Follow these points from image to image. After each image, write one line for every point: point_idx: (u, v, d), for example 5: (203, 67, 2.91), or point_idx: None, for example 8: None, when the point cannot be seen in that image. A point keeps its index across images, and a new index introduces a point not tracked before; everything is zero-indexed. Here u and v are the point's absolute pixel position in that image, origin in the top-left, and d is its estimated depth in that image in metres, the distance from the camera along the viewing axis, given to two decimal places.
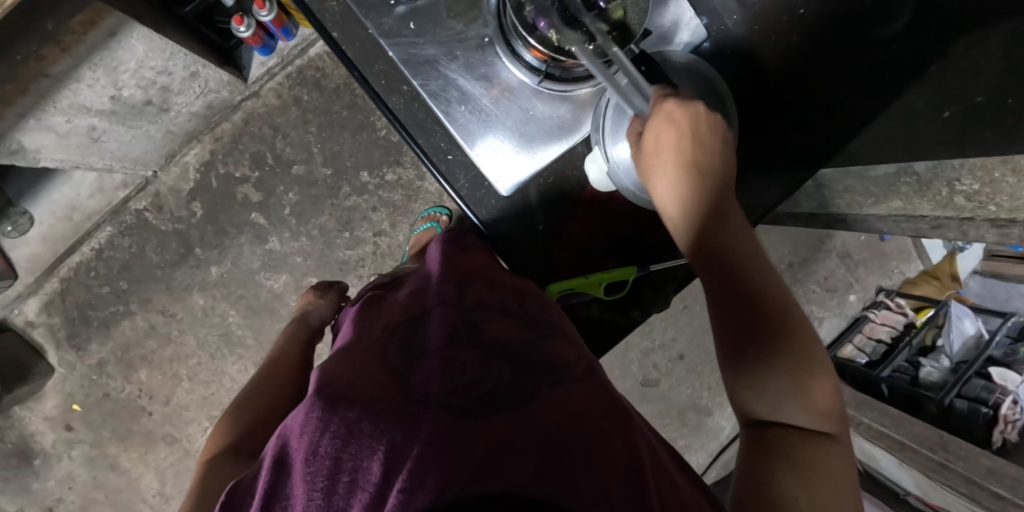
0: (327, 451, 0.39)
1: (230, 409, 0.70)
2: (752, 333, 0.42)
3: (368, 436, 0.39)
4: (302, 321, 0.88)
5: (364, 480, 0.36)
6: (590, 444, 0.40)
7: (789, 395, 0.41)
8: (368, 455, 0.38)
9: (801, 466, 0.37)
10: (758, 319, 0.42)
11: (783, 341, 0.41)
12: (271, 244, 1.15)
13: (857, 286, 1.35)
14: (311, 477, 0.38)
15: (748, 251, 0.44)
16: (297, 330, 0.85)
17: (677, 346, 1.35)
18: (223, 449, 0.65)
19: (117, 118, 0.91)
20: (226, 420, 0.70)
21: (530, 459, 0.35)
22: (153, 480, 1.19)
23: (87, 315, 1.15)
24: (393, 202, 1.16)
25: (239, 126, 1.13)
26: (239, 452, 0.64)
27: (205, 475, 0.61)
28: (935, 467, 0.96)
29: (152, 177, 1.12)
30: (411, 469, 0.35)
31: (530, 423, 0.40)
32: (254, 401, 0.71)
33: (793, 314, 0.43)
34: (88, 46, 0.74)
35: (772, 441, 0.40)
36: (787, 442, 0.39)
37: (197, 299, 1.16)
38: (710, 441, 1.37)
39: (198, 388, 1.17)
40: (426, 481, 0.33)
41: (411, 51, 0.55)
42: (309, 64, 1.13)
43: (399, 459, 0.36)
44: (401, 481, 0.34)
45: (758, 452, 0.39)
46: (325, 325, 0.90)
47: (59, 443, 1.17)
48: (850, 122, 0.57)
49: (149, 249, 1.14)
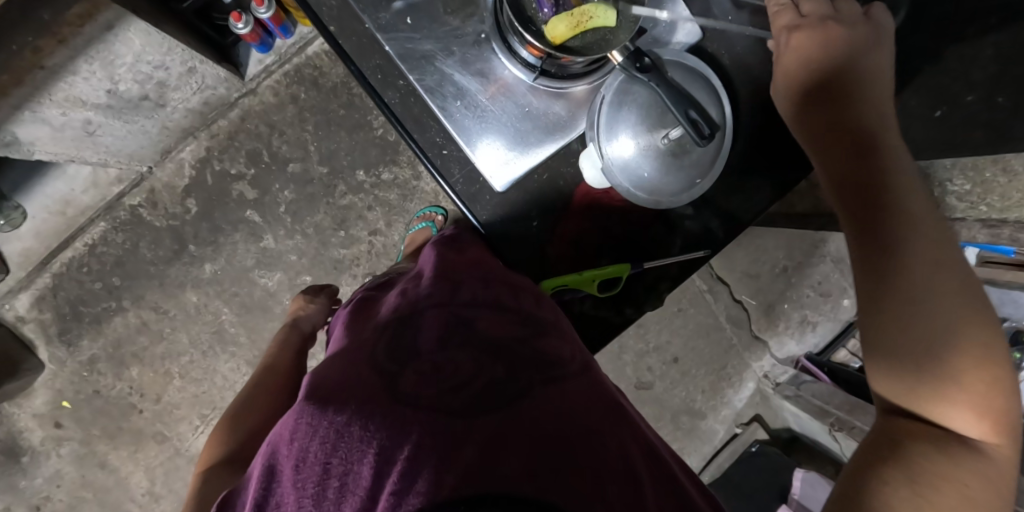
0: (316, 457, 0.40)
1: (226, 419, 0.69)
2: (889, 298, 0.40)
3: (358, 440, 0.40)
4: (292, 326, 0.87)
5: (355, 485, 0.37)
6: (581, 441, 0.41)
7: (929, 378, 0.38)
8: (359, 458, 0.39)
9: (916, 474, 0.35)
10: (897, 283, 0.40)
11: (935, 314, 0.38)
12: (266, 242, 1.15)
13: (852, 290, 1.32)
14: (302, 484, 0.39)
15: (910, 215, 0.42)
16: (289, 335, 0.85)
17: (671, 349, 1.36)
18: (218, 460, 0.64)
19: (113, 112, 0.90)
20: (222, 431, 0.68)
21: (522, 458, 0.37)
22: (143, 479, 1.18)
23: (78, 312, 1.14)
24: (388, 201, 1.16)
25: (236, 123, 1.13)
26: (231, 463, 0.62)
27: (203, 486, 0.60)
28: None
29: (147, 173, 1.12)
30: (401, 471, 0.36)
31: (521, 422, 0.41)
32: (249, 408, 0.69)
33: (951, 274, 0.39)
34: (85, 37, 0.74)
35: (903, 435, 0.38)
36: (918, 442, 0.37)
37: (190, 297, 1.15)
38: (704, 445, 1.37)
39: (190, 386, 1.17)
40: (417, 483, 0.35)
41: (407, 46, 0.55)
42: (306, 62, 1.13)
43: (390, 460, 0.38)
44: (392, 484, 0.35)
45: (876, 441, 0.38)
46: (316, 330, 0.88)
47: (48, 440, 1.16)
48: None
49: (143, 245, 1.13)
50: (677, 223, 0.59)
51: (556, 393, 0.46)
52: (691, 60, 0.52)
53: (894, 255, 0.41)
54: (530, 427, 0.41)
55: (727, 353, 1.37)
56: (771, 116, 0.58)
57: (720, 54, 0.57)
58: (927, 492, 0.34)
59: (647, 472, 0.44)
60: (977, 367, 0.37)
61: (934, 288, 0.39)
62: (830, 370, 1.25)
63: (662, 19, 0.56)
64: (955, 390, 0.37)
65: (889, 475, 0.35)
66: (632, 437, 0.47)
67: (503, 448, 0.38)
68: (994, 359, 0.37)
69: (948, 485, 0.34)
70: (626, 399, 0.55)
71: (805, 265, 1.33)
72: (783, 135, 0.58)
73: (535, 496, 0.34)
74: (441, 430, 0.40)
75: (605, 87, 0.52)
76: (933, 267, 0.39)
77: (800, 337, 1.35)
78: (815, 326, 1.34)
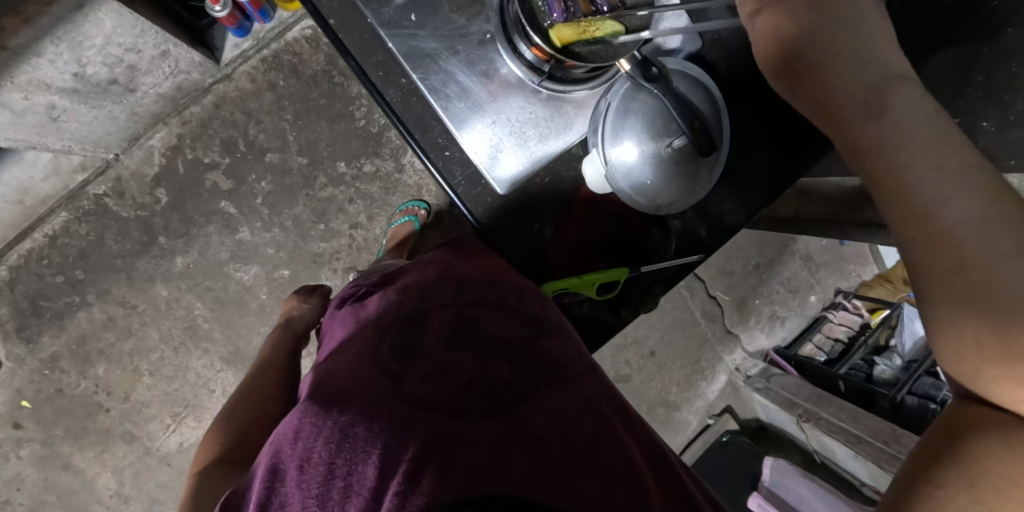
0: (320, 458, 0.39)
1: (217, 421, 0.66)
2: (941, 292, 0.31)
3: (363, 441, 0.40)
4: (286, 326, 0.86)
5: (359, 485, 0.37)
6: (581, 446, 0.42)
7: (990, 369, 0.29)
8: (363, 459, 0.39)
9: (970, 470, 0.28)
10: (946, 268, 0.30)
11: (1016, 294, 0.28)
12: (241, 235, 1.11)
13: (817, 287, 1.44)
14: (306, 485, 0.39)
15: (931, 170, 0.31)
16: (281, 336, 0.83)
17: (649, 342, 1.37)
18: (212, 460, 0.61)
19: (79, 97, 0.85)
20: (214, 432, 0.65)
21: (525, 461, 0.38)
22: (111, 480, 1.13)
23: (38, 307, 1.07)
24: (370, 194, 1.14)
25: (209, 110, 1.08)
26: (230, 463, 0.59)
27: (197, 489, 0.57)
28: (888, 459, 1.01)
29: (113, 160, 1.06)
30: (407, 472, 0.36)
31: (524, 427, 0.41)
32: (242, 409, 0.66)
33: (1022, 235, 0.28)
34: (52, 17, 0.70)
35: (965, 426, 0.31)
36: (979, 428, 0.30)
37: (160, 291, 1.10)
38: (678, 435, 1.39)
39: (160, 384, 1.12)
40: (422, 484, 0.35)
41: (411, 44, 0.54)
42: (285, 48, 1.09)
43: (394, 462, 0.38)
44: (397, 485, 0.35)
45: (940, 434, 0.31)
46: (310, 329, 0.88)
47: (6, 442, 1.09)
48: (818, 132, 0.60)
49: (108, 237, 1.07)
50: (670, 226, 0.60)
51: (557, 396, 0.46)
52: (690, 69, 0.54)
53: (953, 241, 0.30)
54: (531, 434, 0.41)
55: (701, 347, 1.39)
56: (765, 122, 0.59)
57: (718, 64, 0.58)
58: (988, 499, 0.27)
59: (647, 471, 0.45)
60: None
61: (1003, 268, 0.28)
62: (796, 363, 1.31)
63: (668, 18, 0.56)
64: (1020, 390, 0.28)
65: (940, 472, 0.29)
66: (631, 436, 0.48)
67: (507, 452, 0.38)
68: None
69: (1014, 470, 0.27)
70: (626, 400, 0.53)
71: (775, 263, 1.41)
72: (773, 143, 0.60)
73: (537, 499, 0.35)
74: (444, 433, 0.40)
75: (611, 94, 0.53)
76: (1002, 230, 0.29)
77: (769, 331, 1.41)
78: (784, 320, 1.42)
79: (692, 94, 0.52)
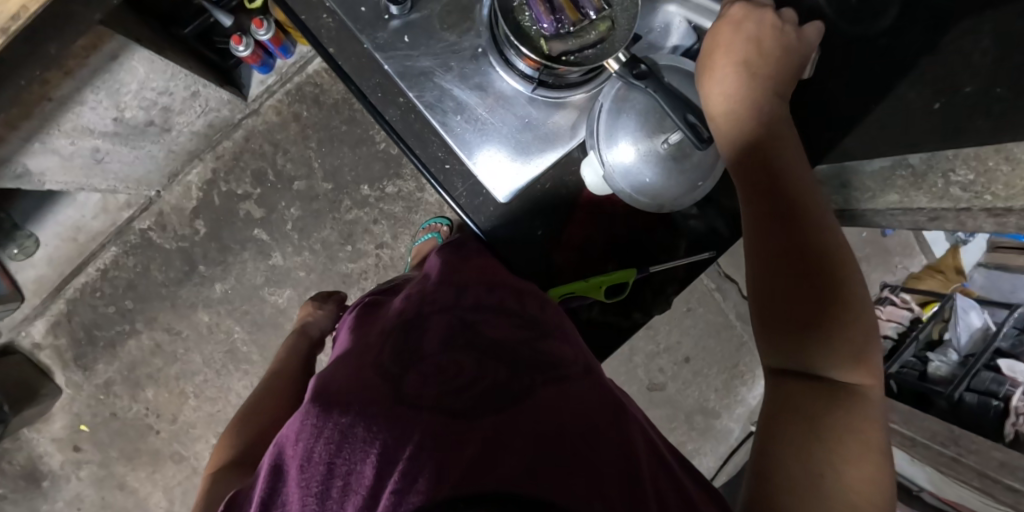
0: (321, 457, 0.39)
1: (234, 423, 0.69)
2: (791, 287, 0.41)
3: (362, 441, 0.40)
4: (301, 332, 0.88)
5: (358, 483, 0.36)
6: (579, 441, 0.39)
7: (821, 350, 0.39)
8: (362, 458, 0.38)
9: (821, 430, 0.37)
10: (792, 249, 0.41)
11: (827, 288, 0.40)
12: (274, 259, 1.16)
13: None
14: (306, 483, 0.38)
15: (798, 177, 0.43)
16: (297, 342, 0.86)
17: (682, 349, 1.33)
18: (228, 460, 0.63)
19: (119, 139, 0.92)
20: (228, 437, 0.68)
21: (522, 453, 0.36)
22: (162, 499, 1.19)
23: (93, 336, 1.16)
24: (394, 214, 1.17)
25: (240, 143, 1.14)
26: (242, 463, 0.62)
27: (211, 487, 0.59)
28: (947, 461, 0.90)
29: (155, 197, 1.14)
30: (404, 469, 0.35)
31: (524, 421, 0.39)
32: (257, 415, 0.69)
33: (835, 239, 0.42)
34: (90, 68, 0.76)
35: (802, 398, 0.39)
36: (808, 398, 0.39)
37: (202, 317, 1.16)
38: (720, 444, 1.34)
39: (205, 405, 1.18)
40: (418, 482, 0.34)
41: (406, 64, 0.56)
42: (307, 80, 1.15)
43: (393, 459, 0.37)
44: (394, 482, 0.35)
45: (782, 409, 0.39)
46: (324, 335, 0.90)
47: (68, 464, 1.17)
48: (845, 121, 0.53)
49: (154, 268, 1.15)
50: (680, 225, 0.59)
51: (557, 392, 0.44)
52: (680, 62, 0.53)
53: (804, 237, 0.41)
54: (534, 427, 0.39)
55: (738, 351, 1.34)
56: None
57: None
58: (829, 444, 0.36)
59: (651, 470, 0.41)
60: (853, 343, 0.40)
61: (824, 249, 0.41)
62: None
63: (655, 26, 0.56)
64: (835, 353, 0.39)
65: (793, 438, 0.37)
66: (639, 436, 0.44)
67: (504, 446, 0.36)
68: (861, 328, 0.40)
69: (852, 435, 0.37)
70: (631, 401, 0.53)
71: None
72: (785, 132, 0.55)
73: (537, 495, 0.32)
74: (443, 429, 0.39)
75: (603, 95, 0.53)
76: (824, 238, 0.41)
77: None
78: None
79: (687, 89, 0.51)
